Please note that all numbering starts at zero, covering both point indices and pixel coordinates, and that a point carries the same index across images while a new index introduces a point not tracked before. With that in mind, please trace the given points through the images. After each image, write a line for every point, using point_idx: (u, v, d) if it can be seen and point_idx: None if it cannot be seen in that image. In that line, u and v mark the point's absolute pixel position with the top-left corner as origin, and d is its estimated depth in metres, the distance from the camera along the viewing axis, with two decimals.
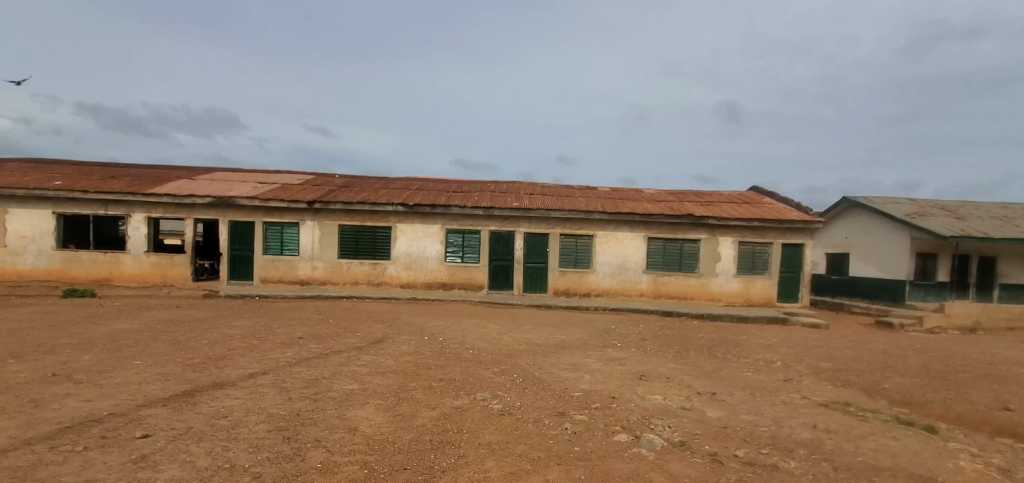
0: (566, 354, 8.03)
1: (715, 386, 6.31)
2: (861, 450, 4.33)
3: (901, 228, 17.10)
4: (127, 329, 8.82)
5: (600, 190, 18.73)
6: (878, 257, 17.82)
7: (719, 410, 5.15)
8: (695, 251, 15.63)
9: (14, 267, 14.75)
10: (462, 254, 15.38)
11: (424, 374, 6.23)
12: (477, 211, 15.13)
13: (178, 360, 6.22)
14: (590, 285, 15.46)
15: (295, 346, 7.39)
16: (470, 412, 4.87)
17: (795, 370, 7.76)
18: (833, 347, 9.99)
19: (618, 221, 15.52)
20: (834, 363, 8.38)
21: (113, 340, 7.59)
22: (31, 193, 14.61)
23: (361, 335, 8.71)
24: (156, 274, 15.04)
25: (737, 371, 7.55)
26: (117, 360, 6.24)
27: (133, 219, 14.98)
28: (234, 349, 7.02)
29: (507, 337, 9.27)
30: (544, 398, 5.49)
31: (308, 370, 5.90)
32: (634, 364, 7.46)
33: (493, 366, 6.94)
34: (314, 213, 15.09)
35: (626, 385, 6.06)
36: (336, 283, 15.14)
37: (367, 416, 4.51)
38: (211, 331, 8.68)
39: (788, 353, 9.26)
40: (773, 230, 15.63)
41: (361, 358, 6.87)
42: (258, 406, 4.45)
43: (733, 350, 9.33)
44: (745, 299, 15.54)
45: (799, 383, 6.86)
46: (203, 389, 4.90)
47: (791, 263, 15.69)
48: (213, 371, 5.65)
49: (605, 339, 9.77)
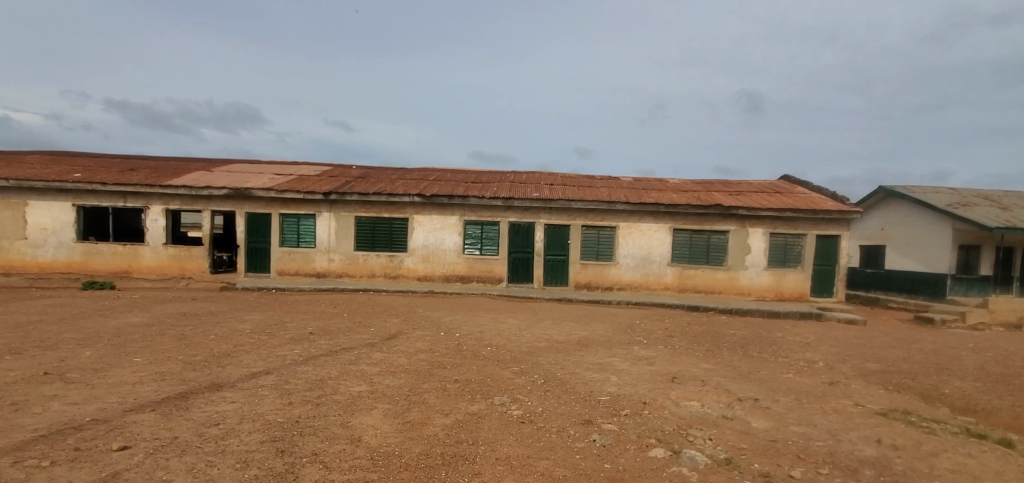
0: (590, 352, 7.53)
1: (757, 391, 5.74)
2: (937, 472, 3.75)
3: (943, 218, 16.10)
4: (136, 323, 8.61)
5: (623, 180, 18.09)
6: (918, 249, 16.81)
7: (765, 419, 4.59)
8: (724, 243, 14.90)
9: (36, 260, 14.82)
10: (480, 246, 14.94)
11: (438, 374, 5.80)
12: (496, 201, 14.65)
13: (180, 357, 5.91)
14: (612, 279, 14.90)
15: (304, 342, 7.04)
16: (487, 420, 4.40)
17: (840, 372, 7.12)
18: (876, 346, 9.26)
19: (642, 212, 14.89)
20: (882, 364, 7.70)
21: (120, 335, 7.36)
22: (51, 186, 14.61)
23: (374, 330, 8.33)
24: (174, 266, 14.96)
25: (777, 372, 6.95)
26: (117, 357, 5.96)
27: (151, 211, 14.91)
28: (240, 345, 6.69)
29: (527, 333, 8.81)
30: (568, 404, 5.00)
31: (314, 370, 5.52)
32: (664, 364, 6.91)
33: (512, 366, 6.49)
34: (330, 204, 14.81)
35: (658, 389, 5.53)
36: (353, 275, 14.87)
37: (374, 424, 4.08)
38: (220, 325, 8.40)
39: (830, 352, 8.59)
40: (808, 220, 14.81)
41: (372, 355, 6.48)
42: (254, 411, 4.08)
43: (769, 349, 8.71)
44: (776, 294, 14.79)
45: (847, 387, 6.24)
46: (199, 390, 4.55)
47: (826, 256, 14.86)
48: (214, 370, 5.31)
49: (630, 336, 9.23)
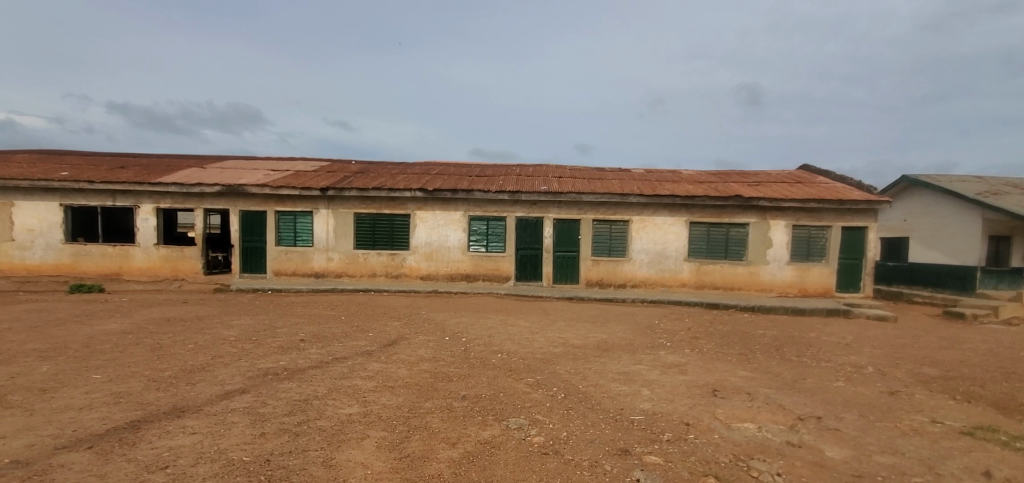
0: (612, 358, 6.75)
1: (814, 406, 4.96)
2: None
3: (972, 208, 15.20)
4: (113, 330, 7.87)
5: (634, 172, 17.24)
6: (945, 241, 15.91)
7: (839, 447, 3.81)
8: (743, 236, 14.06)
9: (23, 262, 14.12)
10: (486, 242, 14.16)
11: (442, 390, 5.02)
12: (501, 195, 13.83)
13: (148, 372, 5.16)
14: (625, 276, 14.10)
15: (292, 352, 6.29)
16: (503, 451, 3.62)
17: (896, 381, 6.31)
18: (925, 346, 8.44)
19: (656, 204, 14.05)
20: (941, 369, 6.90)
21: (89, 346, 6.60)
22: (36, 185, 13.88)
23: (372, 336, 7.55)
24: (166, 267, 14.25)
25: (826, 381, 6.14)
26: (78, 373, 5.20)
27: (141, 210, 14.18)
28: (220, 357, 5.94)
29: (540, 337, 8.02)
30: (597, 426, 4.21)
31: (299, 387, 4.75)
32: (698, 373, 6.09)
33: (527, 376, 5.73)
34: (328, 200, 14.05)
35: (699, 406, 4.71)
36: (352, 275, 14.11)
37: (363, 462, 3.30)
38: (203, 332, 7.65)
39: (876, 354, 7.78)
40: (833, 212, 13.94)
41: (367, 367, 5.69)
42: (215, 447, 3.32)
43: (808, 352, 7.89)
44: (799, 290, 13.93)
45: (913, 400, 5.50)
46: (156, 420, 3.78)
47: (852, 249, 13.99)
48: (182, 389, 4.55)
49: (652, 338, 8.44)
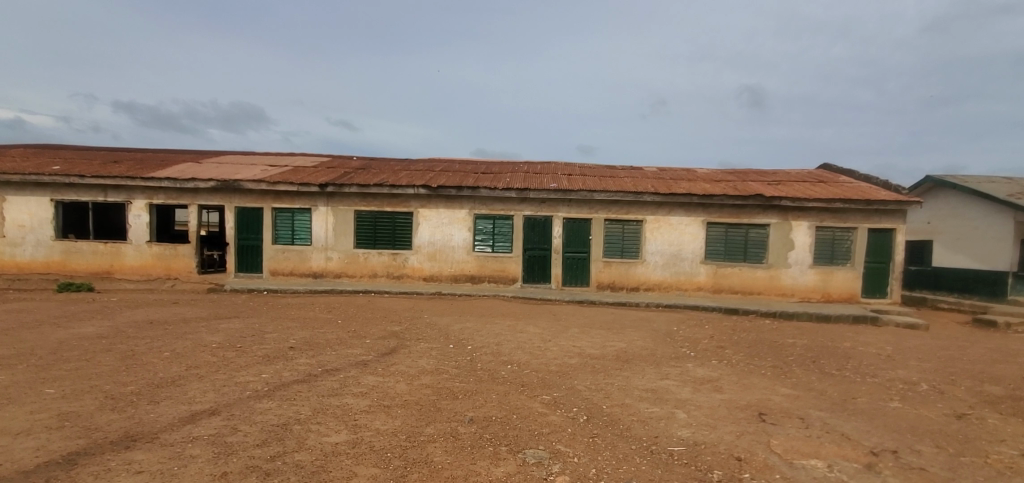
0: (634, 372, 6.05)
1: (880, 434, 4.25)
2: None
3: (1002, 210, 14.43)
4: (89, 334, 7.22)
5: (647, 170, 16.51)
6: (972, 245, 15.10)
7: None
8: (763, 238, 13.32)
9: (13, 260, 13.53)
10: (492, 242, 13.48)
11: (446, 410, 4.32)
12: (510, 193, 13.14)
13: (112, 387, 4.49)
14: (638, 278, 13.38)
15: (279, 363, 5.61)
16: None
17: (959, 401, 5.58)
18: (975, 360, 7.66)
19: (672, 203, 13.32)
20: (1005, 388, 6.13)
21: (55, 353, 5.96)
22: (26, 179, 13.29)
23: (369, 343, 6.86)
24: (158, 265, 13.62)
25: (880, 401, 5.42)
26: (32, 388, 4.53)
27: (134, 206, 13.57)
28: (197, 368, 5.26)
29: (552, 345, 7.31)
30: (632, 461, 3.52)
31: (281, 408, 4.07)
32: (736, 391, 5.36)
33: (542, 393, 5.02)
34: (327, 197, 13.41)
35: (748, 434, 4.00)
36: (352, 275, 13.45)
37: None
38: (185, 337, 6.99)
39: (925, 368, 7.02)
40: (858, 213, 13.17)
41: (361, 381, 5.00)
42: None
43: (848, 365, 7.15)
44: (822, 295, 13.18)
45: (988, 426, 4.78)
46: (101, 453, 3.12)
47: (879, 251, 13.20)
48: (144, 411, 3.87)
49: (674, 347, 7.72)
